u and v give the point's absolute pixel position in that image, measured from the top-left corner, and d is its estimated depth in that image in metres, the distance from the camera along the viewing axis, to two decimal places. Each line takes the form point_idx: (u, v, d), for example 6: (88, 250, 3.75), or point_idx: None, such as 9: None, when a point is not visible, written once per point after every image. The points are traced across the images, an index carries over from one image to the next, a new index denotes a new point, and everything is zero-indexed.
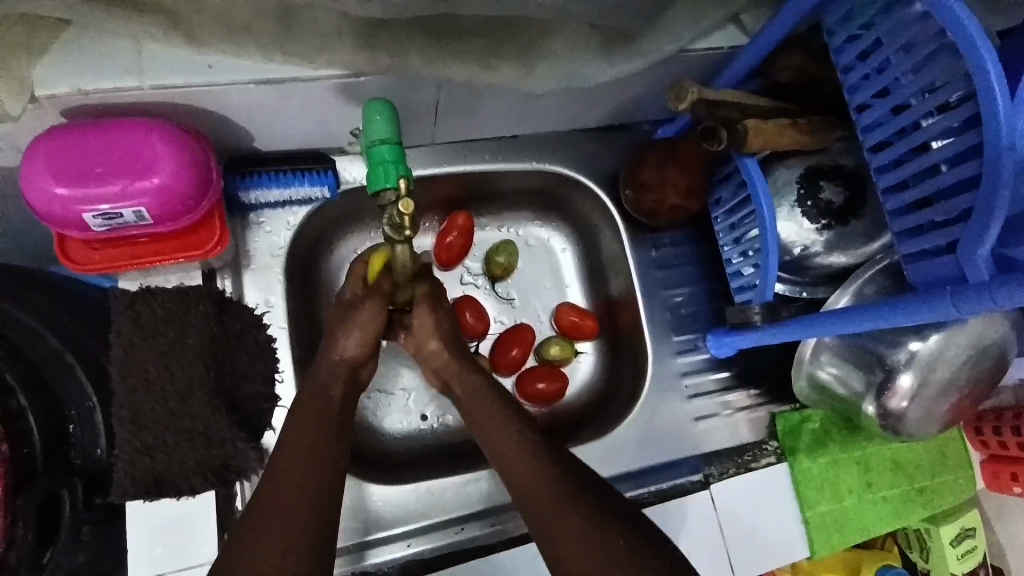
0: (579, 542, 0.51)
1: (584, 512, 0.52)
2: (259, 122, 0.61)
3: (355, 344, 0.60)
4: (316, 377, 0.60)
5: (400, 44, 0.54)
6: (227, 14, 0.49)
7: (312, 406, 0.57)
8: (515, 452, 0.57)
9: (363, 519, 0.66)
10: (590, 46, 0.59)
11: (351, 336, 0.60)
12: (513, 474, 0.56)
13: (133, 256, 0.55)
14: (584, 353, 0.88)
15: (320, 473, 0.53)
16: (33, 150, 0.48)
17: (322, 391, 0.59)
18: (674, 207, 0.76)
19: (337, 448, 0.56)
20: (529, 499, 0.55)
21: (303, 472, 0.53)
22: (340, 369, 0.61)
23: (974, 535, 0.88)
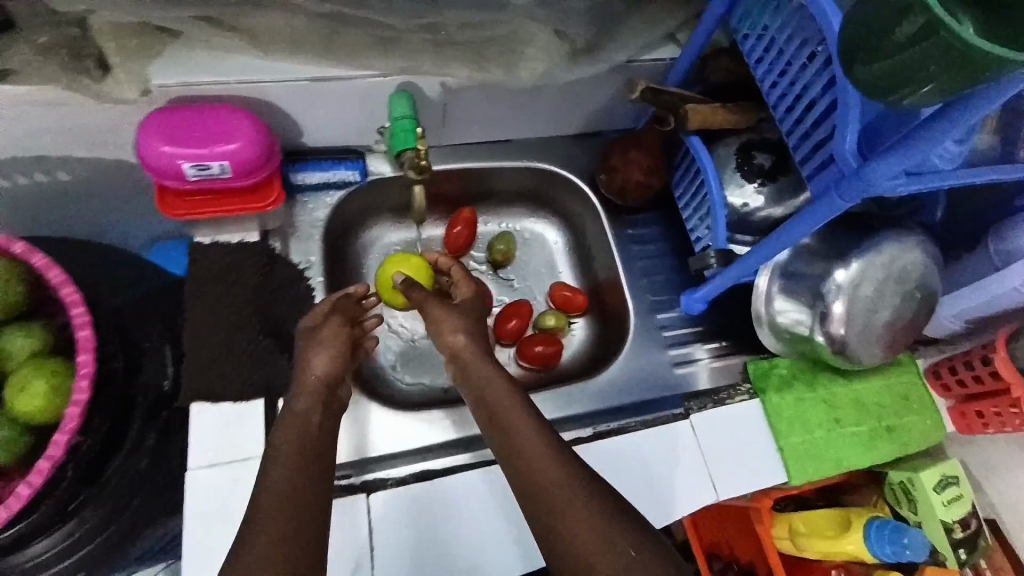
0: (567, 482, 0.59)
1: (572, 477, 0.60)
2: (308, 120, 0.80)
3: (327, 362, 0.69)
4: (297, 407, 0.65)
5: (415, 52, 0.75)
6: (294, 34, 0.71)
7: (289, 439, 0.62)
8: (511, 417, 0.65)
9: (357, 440, 0.77)
10: (558, 54, 0.79)
11: (323, 354, 0.69)
12: (507, 429, 0.65)
13: (213, 207, 0.71)
14: (577, 324, 1.00)
15: (303, 506, 0.56)
16: (149, 122, 0.66)
17: (303, 424, 0.64)
18: (638, 184, 0.92)
19: (312, 477, 0.60)
20: (527, 458, 0.62)
21: (286, 505, 0.56)
22: (314, 391, 0.67)
23: (958, 484, 0.88)
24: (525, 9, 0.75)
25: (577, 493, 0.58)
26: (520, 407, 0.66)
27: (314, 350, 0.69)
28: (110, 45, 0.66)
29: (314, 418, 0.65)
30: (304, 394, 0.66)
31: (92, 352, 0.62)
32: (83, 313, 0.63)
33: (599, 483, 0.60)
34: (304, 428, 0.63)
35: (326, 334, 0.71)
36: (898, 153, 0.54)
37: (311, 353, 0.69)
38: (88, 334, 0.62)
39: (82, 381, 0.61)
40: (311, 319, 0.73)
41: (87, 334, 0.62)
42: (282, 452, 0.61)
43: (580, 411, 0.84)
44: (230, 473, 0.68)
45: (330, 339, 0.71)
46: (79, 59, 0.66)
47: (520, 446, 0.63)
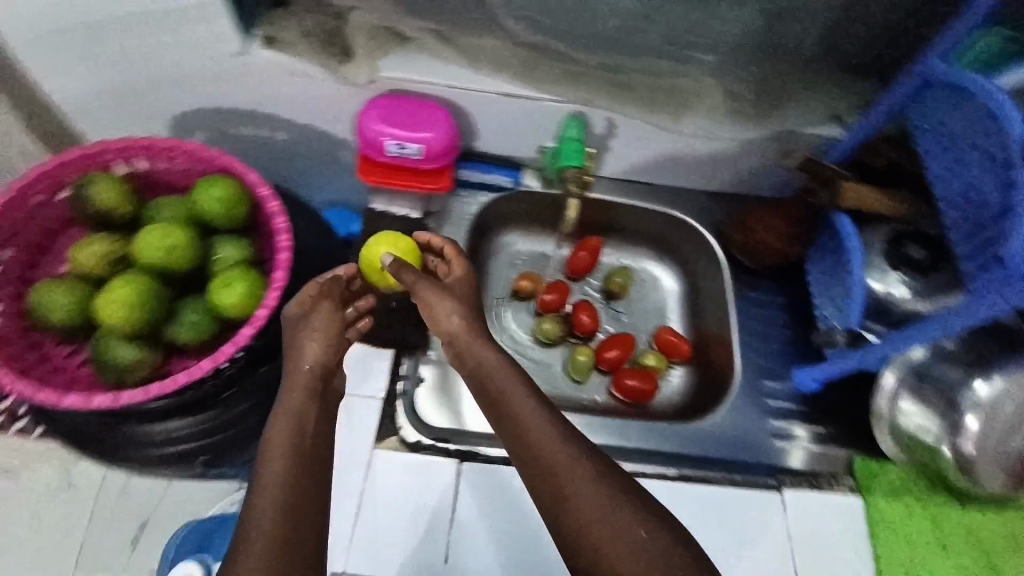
0: (577, 471, 0.59)
1: (577, 463, 0.60)
2: (485, 128, 0.90)
3: (318, 349, 0.66)
4: (288, 404, 0.62)
5: (593, 86, 0.83)
6: (498, 54, 0.82)
7: (282, 443, 0.60)
8: (518, 406, 0.63)
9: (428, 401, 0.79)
10: (722, 112, 0.85)
11: (315, 343, 0.66)
12: (515, 420, 0.63)
13: (398, 181, 0.84)
14: (675, 372, 1.01)
15: (298, 503, 0.57)
16: (370, 107, 0.80)
17: (298, 421, 0.62)
18: (772, 249, 0.94)
19: (303, 471, 0.59)
20: (531, 443, 0.61)
21: (285, 496, 0.57)
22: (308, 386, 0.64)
23: None
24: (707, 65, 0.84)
25: (581, 477, 0.59)
26: (526, 391, 0.65)
27: (303, 339, 0.67)
28: (361, 39, 0.81)
29: (307, 419, 0.62)
30: (296, 386, 0.64)
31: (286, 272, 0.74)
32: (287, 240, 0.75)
33: (611, 473, 0.60)
34: (298, 421, 0.62)
35: (314, 322, 0.68)
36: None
37: (301, 343, 0.66)
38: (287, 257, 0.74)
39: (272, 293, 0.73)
40: (297, 304, 0.69)
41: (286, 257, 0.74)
42: (275, 456, 0.59)
43: (671, 448, 0.84)
44: (354, 405, 0.76)
45: (319, 329, 0.68)
46: (335, 45, 0.82)
47: (528, 433, 0.62)
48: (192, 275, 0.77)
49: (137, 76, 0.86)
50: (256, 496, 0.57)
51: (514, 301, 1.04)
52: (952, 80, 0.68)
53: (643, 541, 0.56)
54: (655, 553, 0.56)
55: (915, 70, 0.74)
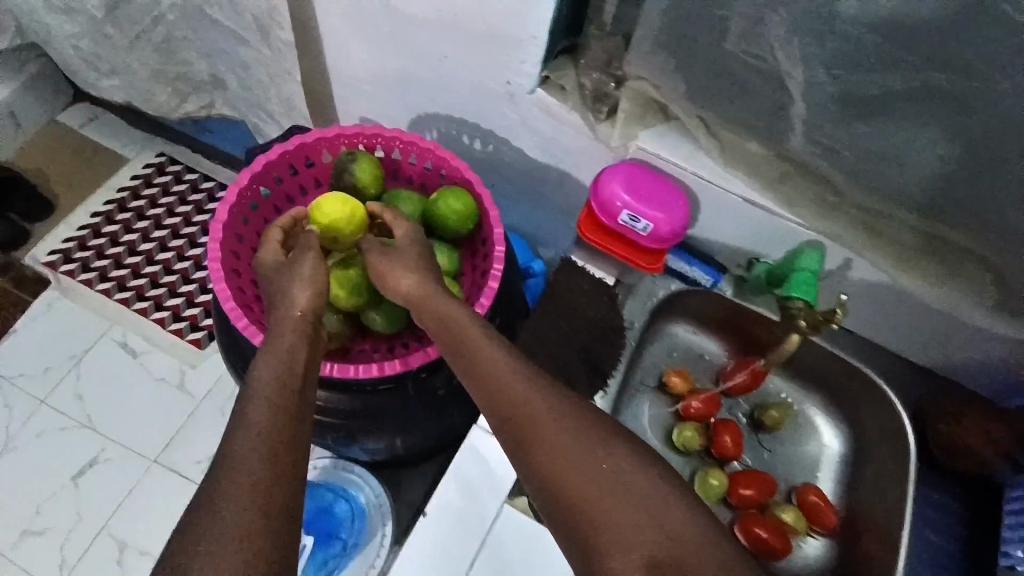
0: (556, 417, 0.58)
1: (550, 399, 0.59)
2: (708, 223, 0.89)
3: (305, 297, 0.67)
4: (281, 341, 0.62)
5: (845, 227, 0.79)
6: (760, 161, 0.80)
7: (270, 382, 0.58)
8: (478, 352, 0.63)
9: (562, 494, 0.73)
10: (987, 297, 0.77)
11: (302, 291, 0.67)
12: (481, 377, 0.62)
13: (612, 246, 0.84)
14: (812, 538, 0.90)
15: (283, 436, 0.54)
16: (617, 169, 0.81)
17: (289, 357, 0.61)
18: (978, 459, 0.83)
19: (295, 407, 0.57)
20: (508, 395, 0.60)
21: (270, 422, 0.54)
22: (304, 324, 0.65)
23: None
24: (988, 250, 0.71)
25: (546, 403, 0.59)
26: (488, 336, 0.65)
27: (293, 286, 0.68)
28: (629, 106, 0.82)
29: (296, 359, 0.61)
30: (284, 327, 0.64)
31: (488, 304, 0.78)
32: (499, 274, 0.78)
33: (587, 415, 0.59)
34: (283, 362, 0.60)
35: (307, 271, 0.69)
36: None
37: (296, 289, 0.67)
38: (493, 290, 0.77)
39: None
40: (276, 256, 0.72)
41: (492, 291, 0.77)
42: (266, 391, 0.57)
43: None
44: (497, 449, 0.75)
45: (313, 278, 0.69)
46: (603, 104, 0.85)
47: (493, 378, 0.61)
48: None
49: (420, 74, 0.96)
50: (234, 428, 0.54)
51: (657, 392, 0.99)
52: None
53: (610, 457, 0.57)
54: (638, 485, 0.55)
55: None
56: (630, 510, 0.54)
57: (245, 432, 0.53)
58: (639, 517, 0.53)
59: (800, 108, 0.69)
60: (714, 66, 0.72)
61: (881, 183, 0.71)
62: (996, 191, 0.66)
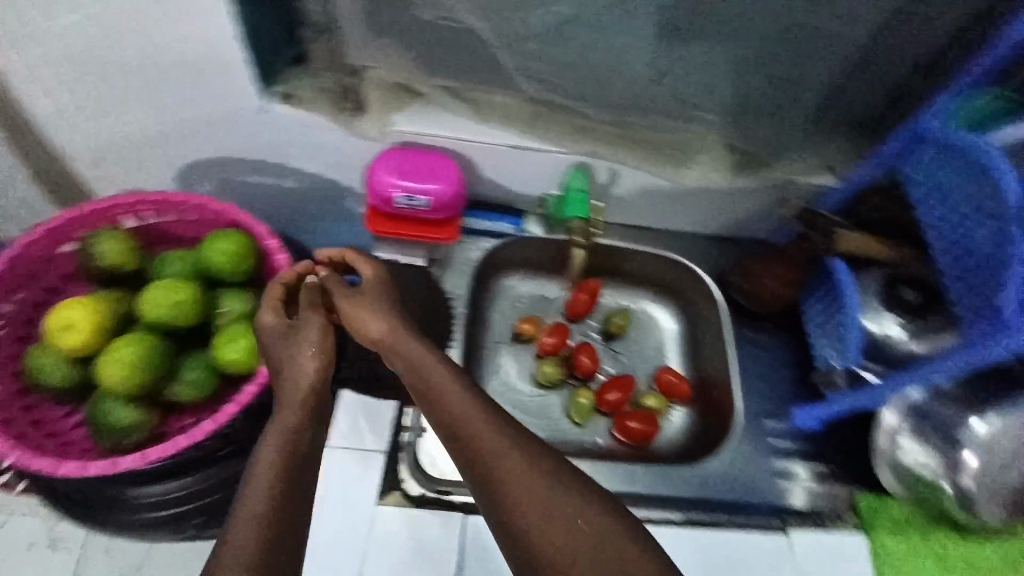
0: (542, 460, 0.63)
1: (531, 447, 0.63)
2: (492, 179, 0.94)
3: (312, 367, 0.67)
4: (284, 418, 0.63)
5: (601, 141, 0.87)
6: (508, 108, 0.86)
7: (281, 432, 0.62)
8: (459, 397, 0.65)
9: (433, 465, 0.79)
10: (725, 165, 0.89)
11: (308, 359, 0.67)
12: (452, 412, 0.64)
13: (404, 231, 0.85)
14: (675, 412, 1.02)
15: (285, 515, 0.57)
16: (380, 160, 0.82)
17: (296, 419, 0.63)
18: (773, 293, 0.97)
19: (297, 485, 0.59)
20: (466, 423, 0.64)
21: (283, 466, 0.59)
22: (307, 388, 0.66)
23: None
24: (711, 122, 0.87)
25: (537, 454, 0.63)
26: (454, 377, 0.67)
27: (291, 348, 0.68)
28: (377, 95, 0.85)
29: (301, 416, 0.64)
30: (292, 401, 0.64)
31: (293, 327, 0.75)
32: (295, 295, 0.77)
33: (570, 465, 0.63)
34: (288, 438, 0.61)
35: (303, 333, 0.69)
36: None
37: (290, 351, 0.68)
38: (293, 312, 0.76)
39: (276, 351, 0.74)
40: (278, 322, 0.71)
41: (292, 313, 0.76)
42: (276, 446, 0.60)
43: (688, 492, 0.85)
44: (359, 453, 0.80)
45: (307, 334, 0.68)
46: (351, 99, 0.85)
47: (464, 419, 0.64)
48: (196, 329, 0.79)
49: (153, 128, 0.89)
50: (238, 515, 0.56)
51: (516, 344, 1.05)
52: (946, 137, 0.73)
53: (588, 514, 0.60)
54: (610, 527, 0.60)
55: (913, 124, 0.77)
56: (561, 524, 0.59)
57: (256, 514, 0.55)
58: (573, 533, 0.59)
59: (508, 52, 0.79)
60: (437, 45, 0.81)
61: (606, 89, 0.84)
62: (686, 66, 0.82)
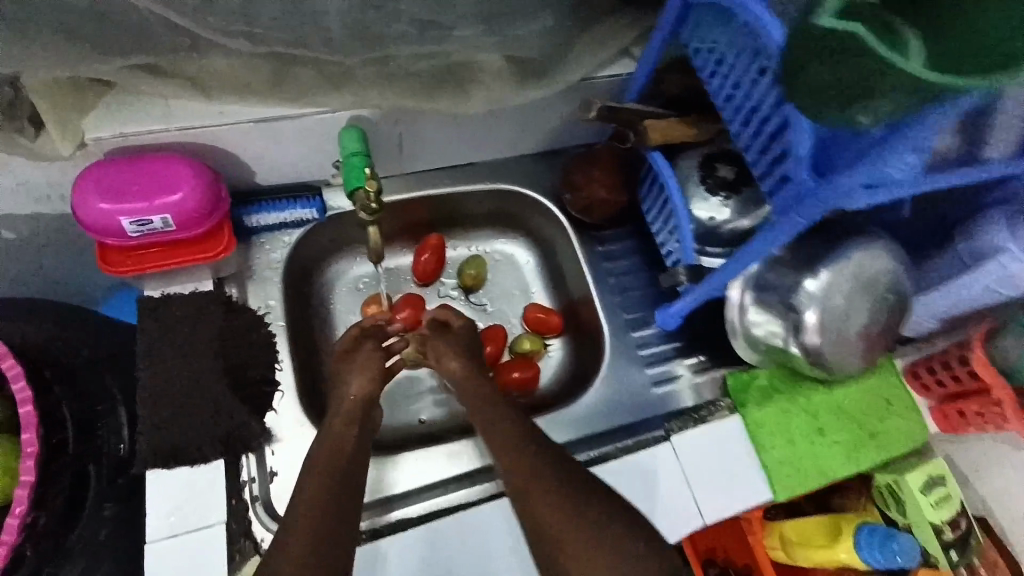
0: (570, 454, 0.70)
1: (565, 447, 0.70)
2: (261, 163, 0.78)
3: (361, 386, 0.76)
4: (334, 428, 0.71)
5: (364, 87, 0.72)
6: (234, 75, 0.67)
7: (329, 453, 0.68)
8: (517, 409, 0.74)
9: (374, 480, 0.77)
10: (510, 80, 0.77)
11: (364, 379, 0.77)
12: (489, 408, 0.74)
13: (153, 262, 0.68)
14: (553, 346, 1.00)
15: (338, 503, 0.64)
16: (84, 179, 0.63)
17: (339, 440, 0.69)
18: (604, 202, 0.90)
19: (350, 483, 0.66)
20: (517, 431, 0.71)
21: (314, 502, 0.63)
22: (355, 406, 0.74)
23: (947, 483, 0.88)
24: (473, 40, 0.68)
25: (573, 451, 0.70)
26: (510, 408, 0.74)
27: (349, 372, 0.78)
28: (45, 104, 0.61)
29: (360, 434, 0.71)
30: (342, 410, 0.74)
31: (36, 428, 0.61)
32: (26, 387, 0.61)
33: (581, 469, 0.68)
34: (338, 443, 0.69)
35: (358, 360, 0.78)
36: (866, 166, 0.53)
37: (346, 374, 0.78)
38: (32, 410, 0.61)
39: (26, 461, 0.60)
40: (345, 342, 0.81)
41: (32, 411, 0.61)
42: (322, 456, 0.67)
43: (562, 439, 0.82)
44: (191, 538, 0.64)
45: (364, 365, 0.78)
46: (9, 118, 0.63)
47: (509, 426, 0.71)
48: None
49: None
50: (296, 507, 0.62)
51: None
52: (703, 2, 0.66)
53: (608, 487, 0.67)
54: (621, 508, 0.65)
55: None
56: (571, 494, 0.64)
57: (307, 503, 0.62)
58: (569, 503, 0.63)
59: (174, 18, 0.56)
60: (64, 23, 0.56)
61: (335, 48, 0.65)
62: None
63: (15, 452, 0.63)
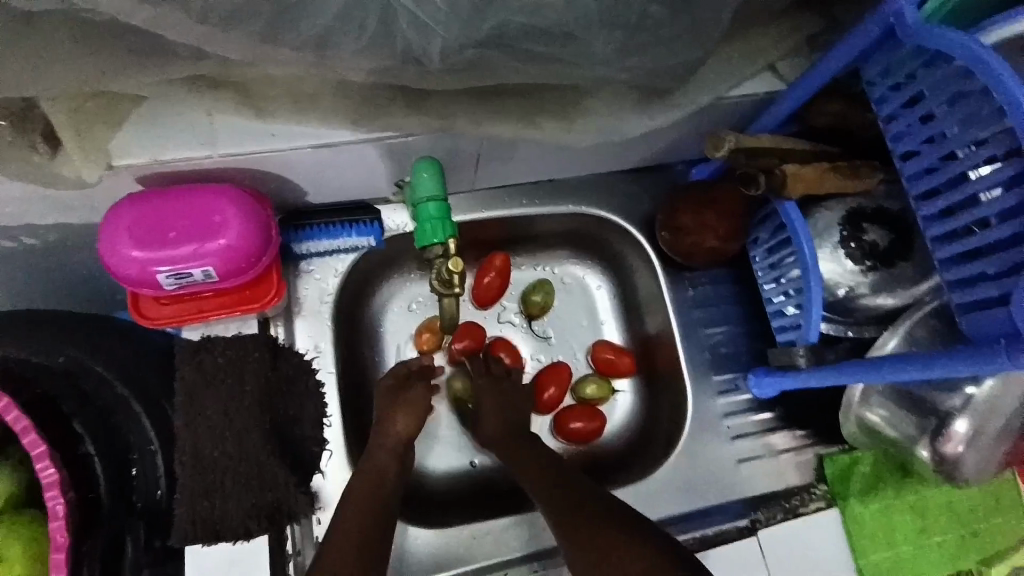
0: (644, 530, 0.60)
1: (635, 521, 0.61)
2: (314, 182, 0.65)
3: (407, 423, 0.68)
4: (375, 459, 0.65)
5: (447, 107, 0.56)
6: (290, 85, 0.53)
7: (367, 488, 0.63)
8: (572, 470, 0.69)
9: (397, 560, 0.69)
10: (629, 104, 0.60)
11: (407, 413, 0.69)
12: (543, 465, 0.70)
13: (198, 310, 0.61)
14: (622, 391, 0.87)
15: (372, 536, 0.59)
16: (114, 219, 0.54)
17: (381, 471, 0.64)
18: (711, 249, 0.75)
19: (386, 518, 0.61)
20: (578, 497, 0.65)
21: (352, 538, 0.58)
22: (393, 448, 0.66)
23: None
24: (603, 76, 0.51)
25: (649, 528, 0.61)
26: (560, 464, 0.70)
27: (394, 409, 0.69)
28: (61, 116, 0.48)
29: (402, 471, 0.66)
30: (381, 447, 0.66)
31: (66, 516, 0.53)
32: (52, 469, 0.53)
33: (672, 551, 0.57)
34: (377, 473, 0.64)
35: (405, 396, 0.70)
36: None
37: (391, 412, 0.69)
38: (60, 495, 0.53)
39: (55, 555, 0.52)
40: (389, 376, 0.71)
41: (59, 496, 0.53)
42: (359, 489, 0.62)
43: (649, 516, 0.75)
44: None
45: (412, 402, 0.70)
46: (18, 130, 0.50)
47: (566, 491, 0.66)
48: None
49: None
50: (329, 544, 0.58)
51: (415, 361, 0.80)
52: (923, 38, 0.47)
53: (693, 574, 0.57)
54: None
55: (873, 12, 0.50)
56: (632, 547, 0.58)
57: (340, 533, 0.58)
58: (635, 554, 0.57)
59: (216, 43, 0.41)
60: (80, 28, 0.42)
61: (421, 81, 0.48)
62: (527, 29, 0.43)
63: (43, 537, 0.55)
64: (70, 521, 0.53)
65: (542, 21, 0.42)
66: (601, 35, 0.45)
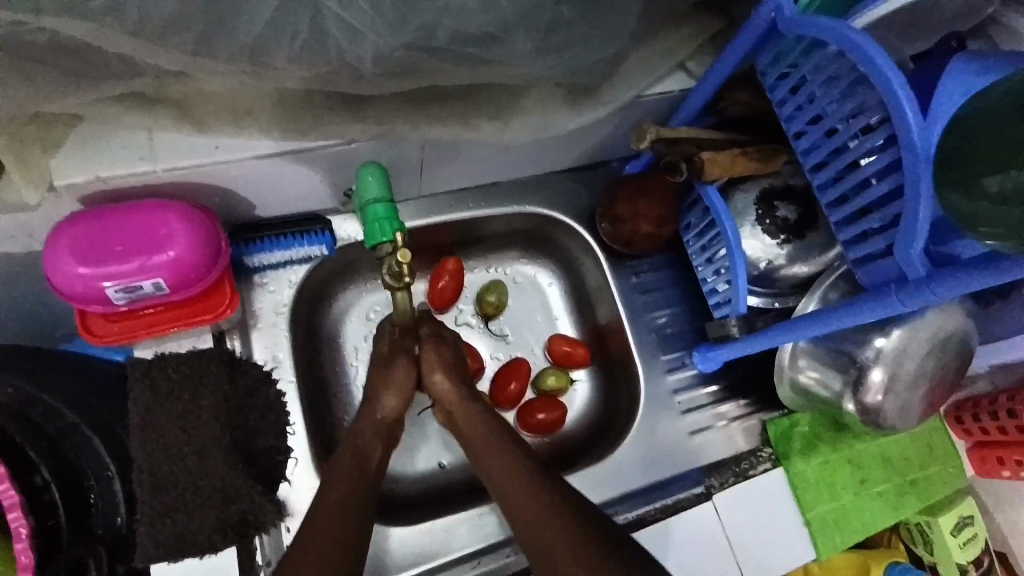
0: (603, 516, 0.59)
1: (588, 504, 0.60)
2: (262, 195, 0.67)
3: (393, 404, 0.67)
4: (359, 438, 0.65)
5: (386, 112, 0.60)
6: (232, 100, 0.55)
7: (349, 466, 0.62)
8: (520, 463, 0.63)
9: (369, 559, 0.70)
10: (557, 104, 0.65)
11: (392, 395, 0.66)
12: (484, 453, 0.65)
13: (149, 325, 0.62)
14: (580, 380, 0.90)
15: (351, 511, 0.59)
16: (59, 238, 0.54)
17: (359, 451, 0.64)
18: (648, 235, 0.81)
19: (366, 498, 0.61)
20: (529, 492, 0.60)
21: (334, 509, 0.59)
22: (383, 424, 0.67)
23: (975, 522, 0.84)
24: (527, 73, 0.55)
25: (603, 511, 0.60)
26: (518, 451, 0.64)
27: (382, 385, 0.67)
28: (0, 141, 0.49)
29: (372, 449, 0.65)
30: (365, 429, 0.66)
31: (29, 537, 0.54)
32: (12, 492, 0.53)
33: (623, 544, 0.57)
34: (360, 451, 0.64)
35: (389, 374, 0.67)
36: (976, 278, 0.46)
37: (379, 389, 0.67)
38: (22, 517, 0.54)
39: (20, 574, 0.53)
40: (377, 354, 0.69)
41: (21, 518, 0.54)
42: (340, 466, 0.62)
43: (592, 501, 0.78)
44: None
45: (399, 380, 0.67)
46: None
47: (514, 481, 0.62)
48: None
49: None
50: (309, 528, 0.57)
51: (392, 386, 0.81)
52: (796, 30, 0.55)
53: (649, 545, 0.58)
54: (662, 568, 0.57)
55: (755, 11, 0.58)
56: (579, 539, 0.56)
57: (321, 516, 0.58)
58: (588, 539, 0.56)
59: (156, 55, 0.43)
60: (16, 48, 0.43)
61: (357, 84, 0.51)
62: (452, 31, 0.47)
63: (8, 559, 0.56)
64: (35, 541, 0.54)
65: (463, 23, 0.47)
66: (519, 31, 0.49)
